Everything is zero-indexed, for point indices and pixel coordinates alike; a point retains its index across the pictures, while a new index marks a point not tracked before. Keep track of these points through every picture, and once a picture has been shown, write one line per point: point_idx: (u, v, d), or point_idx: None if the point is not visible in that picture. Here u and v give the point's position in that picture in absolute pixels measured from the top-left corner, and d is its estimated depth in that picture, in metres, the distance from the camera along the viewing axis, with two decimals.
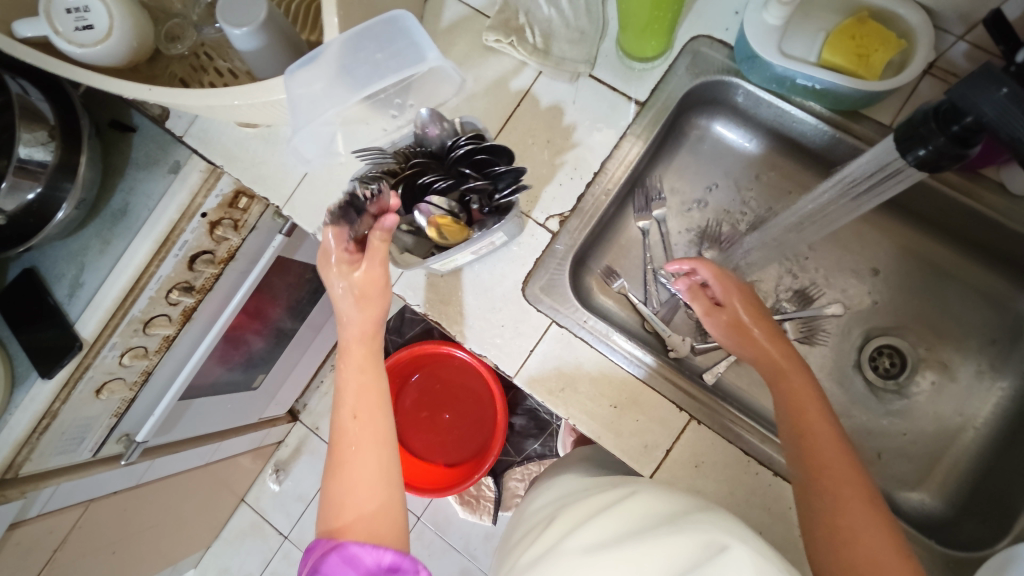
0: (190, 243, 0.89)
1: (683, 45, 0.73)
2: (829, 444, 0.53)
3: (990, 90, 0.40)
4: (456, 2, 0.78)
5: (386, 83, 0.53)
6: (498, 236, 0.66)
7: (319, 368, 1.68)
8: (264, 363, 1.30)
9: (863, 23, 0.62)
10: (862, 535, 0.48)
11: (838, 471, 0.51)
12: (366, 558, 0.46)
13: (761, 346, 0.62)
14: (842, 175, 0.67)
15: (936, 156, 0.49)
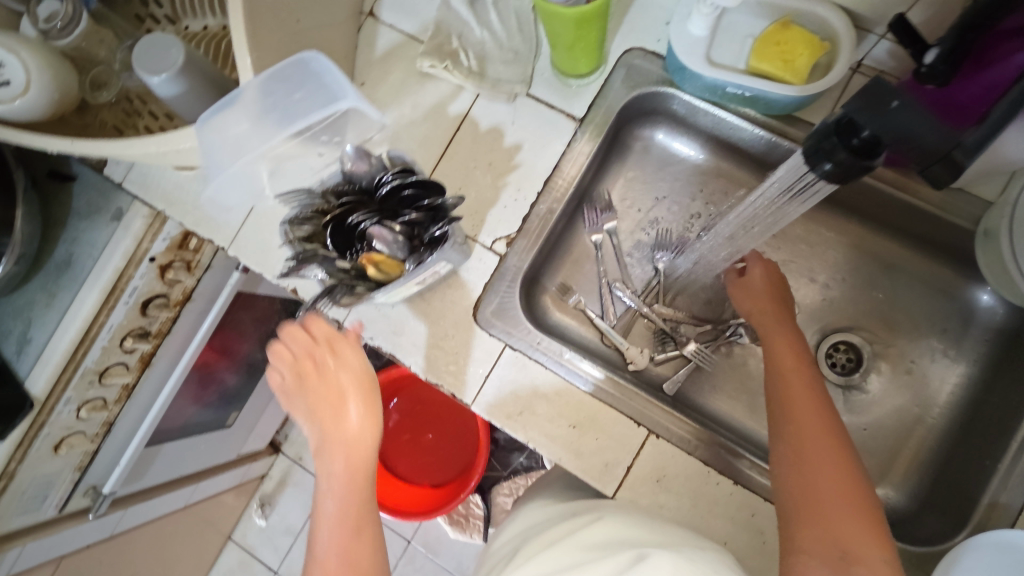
0: (140, 288, 0.87)
1: (617, 59, 0.72)
2: (806, 389, 0.58)
3: (881, 103, 0.37)
4: (389, 29, 0.78)
5: (304, 124, 0.52)
6: (441, 265, 0.66)
7: None
8: (236, 400, 1.28)
9: (787, 27, 0.62)
10: (816, 463, 0.52)
11: (809, 411, 0.56)
12: None
13: (765, 311, 0.68)
14: (768, 186, 0.67)
15: (843, 170, 0.45)
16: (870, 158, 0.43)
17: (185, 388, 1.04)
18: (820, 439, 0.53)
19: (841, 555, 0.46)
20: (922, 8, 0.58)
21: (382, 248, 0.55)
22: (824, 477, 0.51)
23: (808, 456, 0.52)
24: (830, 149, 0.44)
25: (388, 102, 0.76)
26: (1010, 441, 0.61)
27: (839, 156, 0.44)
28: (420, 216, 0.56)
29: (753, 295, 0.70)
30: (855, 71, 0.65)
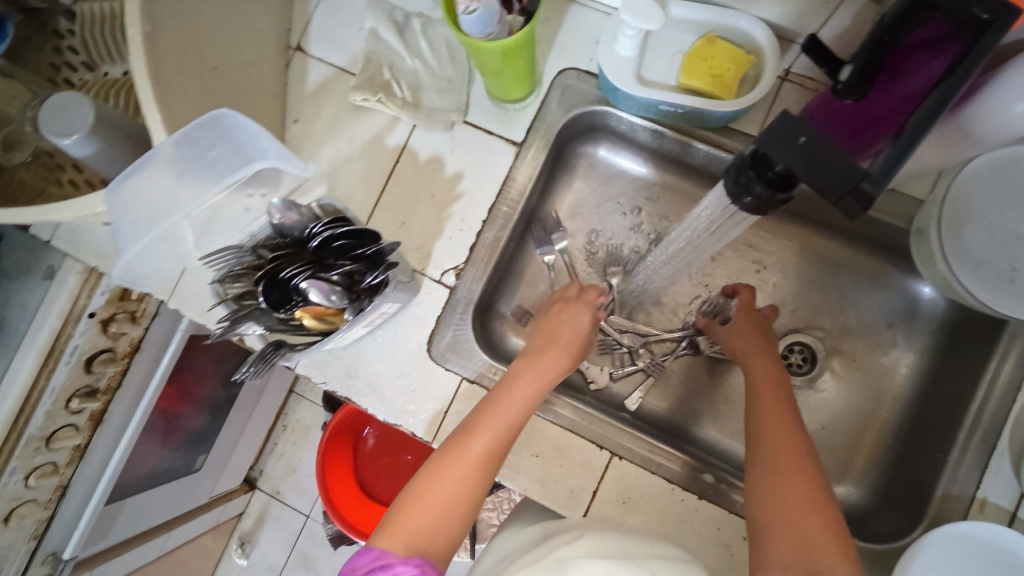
0: (81, 346, 0.83)
1: (551, 80, 0.72)
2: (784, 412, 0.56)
3: (791, 141, 0.37)
4: (319, 63, 0.75)
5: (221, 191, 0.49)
6: (388, 304, 0.64)
7: (269, 431, 1.59)
8: (204, 442, 1.24)
9: (712, 43, 0.62)
10: (791, 484, 0.50)
11: (784, 433, 0.54)
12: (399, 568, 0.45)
13: (747, 338, 0.66)
14: (705, 206, 0.67)
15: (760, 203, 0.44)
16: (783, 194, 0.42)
17: (148, 435, 1.01)
18: (798, 462, 0.51)
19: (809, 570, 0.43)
20: (835, 22, 0.59)
21: (320, 299, 0.53)
22: (798, 497, 0.48)
23: (783, 479, 0.50)
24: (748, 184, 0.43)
25: (323, 138, 0.74)
26: (957, 433, 0.63)
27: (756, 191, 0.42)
28: (357, 265, 0.54)
29: (741, 327, 0.67)
30: (784, 79, 0.66)
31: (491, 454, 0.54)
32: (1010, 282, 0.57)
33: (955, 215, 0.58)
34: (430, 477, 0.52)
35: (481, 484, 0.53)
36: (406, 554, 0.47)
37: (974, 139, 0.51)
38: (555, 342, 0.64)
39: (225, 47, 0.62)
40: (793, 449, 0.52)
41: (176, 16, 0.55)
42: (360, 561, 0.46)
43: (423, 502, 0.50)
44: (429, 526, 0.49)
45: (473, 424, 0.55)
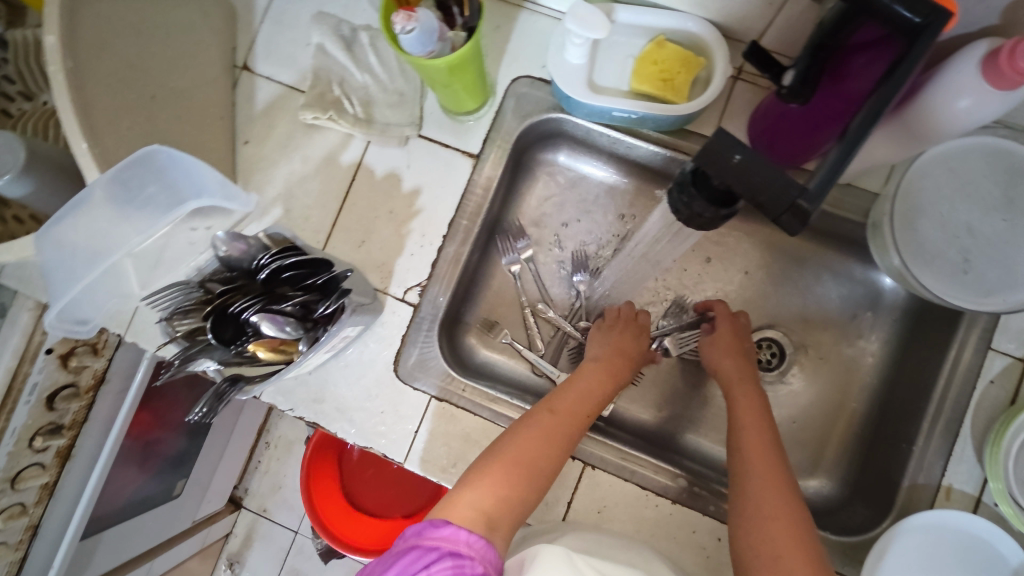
0: (41, 383, 0.80)
1: (505, 89, 0.71)
2: (765, 436, 0.59)
3: (726, 158, 0.36)
4: (266, 81, 0.73)
5: (163, 229, 0.50)
6: (349, 328, 0.63)
7: (251, 449, 1.41)
8: (183, 463, 1.12)
9: (662, 47, 0.62)
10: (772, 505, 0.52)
11: (765, 461, 0.56)
12: (462, 547, 0.45)
13: (737, 360, 0.68)
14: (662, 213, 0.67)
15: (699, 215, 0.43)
16: (725, 208, 0.41)
17: (123, 464, 0.94)
18: (778, 488, 0.53)
19: None
20: (777, 26, 0.59)
21: (274, 331, 0.52)
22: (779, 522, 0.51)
23: (765, 507, 0.52)
24: (688, 200, 0.42)
25: (275, 158, 0.72)
26: (921, 422, 0.64)
27: (696, 208, 0.42)
28: (310, 295, 0.53)
29: (723, 346, 0.69)
30: (737, 78, 0.66)
31: (561, 445, 0.57)
32: (963, 273, 0.58)
33: (906, 210, 0.59)
34: (503, 458, 0.55)
35: (548, 473, 0.56)
36: (475, 534, 0.47)
37: (919, 138, 0.51)
38: (619, 349, 0.69)
39: (161, 75, 0.60)
40: (772, 468, 0.55)
41: (103, 49, 0.53)
42: (432, 537, 0.45)
43: (493, 481, 0.53)
44: (496, 505, 0.51)
45: (545, 414, 0.59)
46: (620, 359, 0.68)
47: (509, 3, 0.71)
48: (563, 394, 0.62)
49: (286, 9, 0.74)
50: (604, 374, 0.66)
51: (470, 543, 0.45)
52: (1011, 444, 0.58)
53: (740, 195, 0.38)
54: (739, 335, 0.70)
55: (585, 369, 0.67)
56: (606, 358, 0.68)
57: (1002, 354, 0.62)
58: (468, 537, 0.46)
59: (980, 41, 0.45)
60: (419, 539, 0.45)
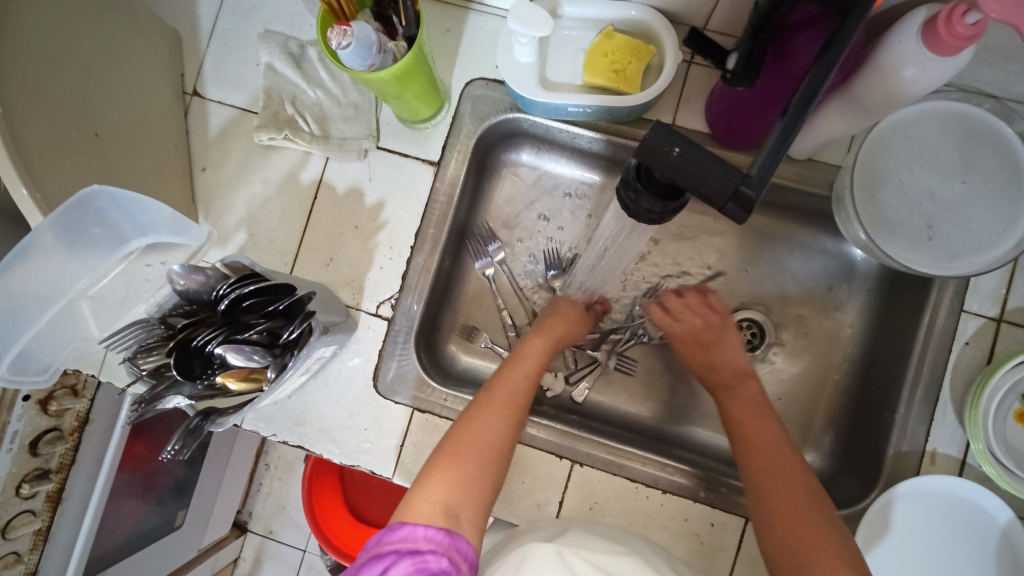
0: (22, 430, 0.79)
1: (460, 93, 0.70)
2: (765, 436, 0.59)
3: (664, 151, 0.36)
4: (218, 106, 0.72)
5: (112, 267, 0.50)
6: (323, 349, 0.62)
7: (252, 469, 1.33)
8: (183, 490, 1.07)
9: (611, 38, 0.61)
10: (785, 497, 0.53)
11: (772, 455, 0.57)
12: (421, 544, 0.45)
13: (720, 372, 0.66)
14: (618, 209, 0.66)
15: (637, 204, 0.42)
16: (675, 201, 0.41)
17: (121, 497, 0.91)
18: (794, 494, 0.53)
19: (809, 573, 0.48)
20: (721, 8, 0.59)
21: (242, 361, 0.51)
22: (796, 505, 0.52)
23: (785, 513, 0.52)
24: (634, 195, 0.42)
25: (235, 183, 0.71)
26: (901, 390, 0.64)
27: (644, 204, 0.42)
28: (274, 321, 0.53)
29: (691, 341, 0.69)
30: (690, 63, 0.65)
31: (508, 421, 0.57)
32: (928, 239, 0.58)
33: (867, 179, 0.59)
34: (450, 449, 0.54)
35: (500, 453, 0.55)
36: (435, 527, 0.47)
37: (869, 110, 0.51)
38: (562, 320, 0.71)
39: (105, 110, 0.59)
40: (779, 463, 0.56)
41: (39, 93, 0.52)
42: (391, 541, 0.45)
43: (445, 473, 0.52)
44: (453, 494, 0.51)
45: (487, 396, 0.59)
46: (558, 329, 0.69)
47: (456, 6, 0.70)
48: (503, 374, 0.62)
49: (232, 30, 0.72)
50: (542, 346, 0.67)
51: (429, 538, 0.46)
52: (989, 404, 0.58)
53: (683, 188, 0.37)
54: (708, 344, 0.68)
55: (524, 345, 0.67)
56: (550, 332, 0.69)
57: (975, 315, 0.62)
58: (426, 532, 0.46)
59: (919, 9, 0.45)
60: (379, 547, 0.45)
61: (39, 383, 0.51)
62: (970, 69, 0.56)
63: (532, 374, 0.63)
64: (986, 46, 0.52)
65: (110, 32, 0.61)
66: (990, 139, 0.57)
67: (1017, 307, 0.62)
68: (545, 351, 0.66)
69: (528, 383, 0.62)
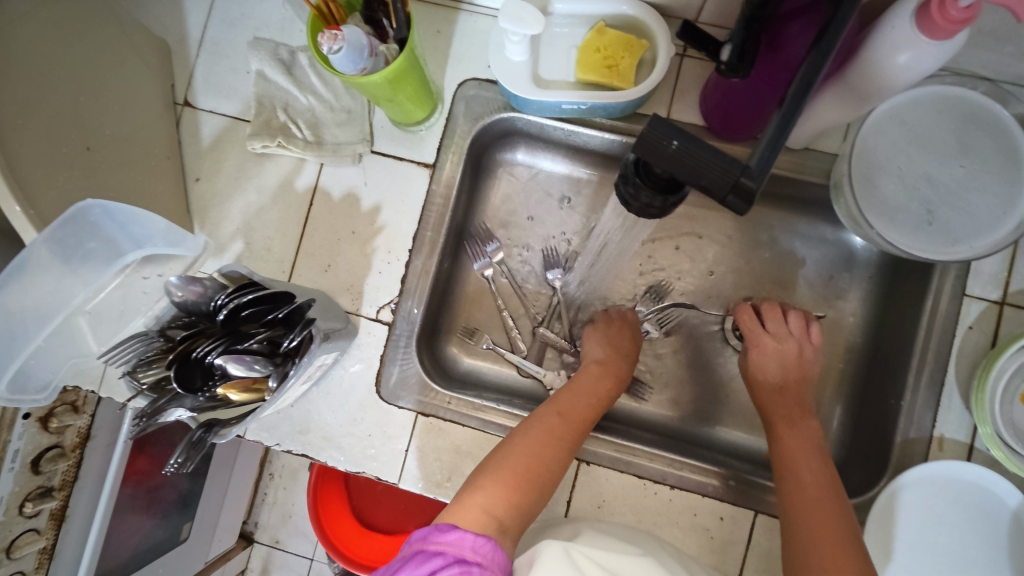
0: (23, 449, 0.78)
1: (453, 94, 0.70)
2: (809, 475, 0.57)
3: (662, 145, 0.35)
4: (210, 115, 0.72)
5: (112, 280, 0.50)
6: (325, 356, 0.62)
7: (256, 479, 1.32)
8: (188, 504, 1.06)
9: (603, 33, 0.61)
10: (826, 532, 0.52)
11: (821, 497, 0.55)
12: (470, 554, 0.43)
13: (787, 396, 0.65)
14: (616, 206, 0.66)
15: (636, 197, 0.41)
16: (674, 194, 0.40)
17: (126, 512, 0.91)
18: (837, 529, 0.52)
19: None
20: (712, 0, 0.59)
21: (243, 372, 0.51)
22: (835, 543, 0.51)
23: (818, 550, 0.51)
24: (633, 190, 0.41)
25: (229, 192, 0.71)
26: (906, 376, 0.64)
27: (643, 198, 0.41)
28: (273, 329, 0.52)
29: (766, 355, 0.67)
30: (683, 56, 0.65)
31: (564, 450, 0.57)
32: (928, 225, 0.57)
33: (864, 167, 0.59)
34: (504, 465, 0.53)
35: (549, 477, 0.55)
36: (483, 537, 0.45)
37: (864, 97, 0.51)
38: (614, 349, 0.69)
39: (95, 123, 0.58)
40: (829, 506, 0.54)
41: (27, 109, 0.51)
42: (436, 543, 0.44)
43: (499, 487, 0.52)
44: (504, 509, 0.50)
45: (548, 420, 0.59)
46: (615, 358, 0.68)
47: (446, 7, 0.70)
48: (562, 400, 0.62)
49: (221, 39, 0.72)
50: (603, 377, 0.66)
51: (476, 548, 0.44)
52: (995, 387, 0.58)
53: (683, 181, 0.36)
54: (790, 362, 0.66)
55: (585, 372, 0.66)
56: (607, 359, 0.68)
57: (978, 299, 0.62)
58: (475, 543, 0.44)
59: None
60: (423, 544, 0.44)
61: (40, 400, 0.50)
62: (963, 52, 0.56)
63: (592, 408, 0.62)
64: (980, 29, 0.52)
65: (98, 45, 0.61)
66: (985, 123, 0.57)
67: (1019, 290, 0.62)
68: (606, 383, 0.65)
69: (586, 417, 0.61)
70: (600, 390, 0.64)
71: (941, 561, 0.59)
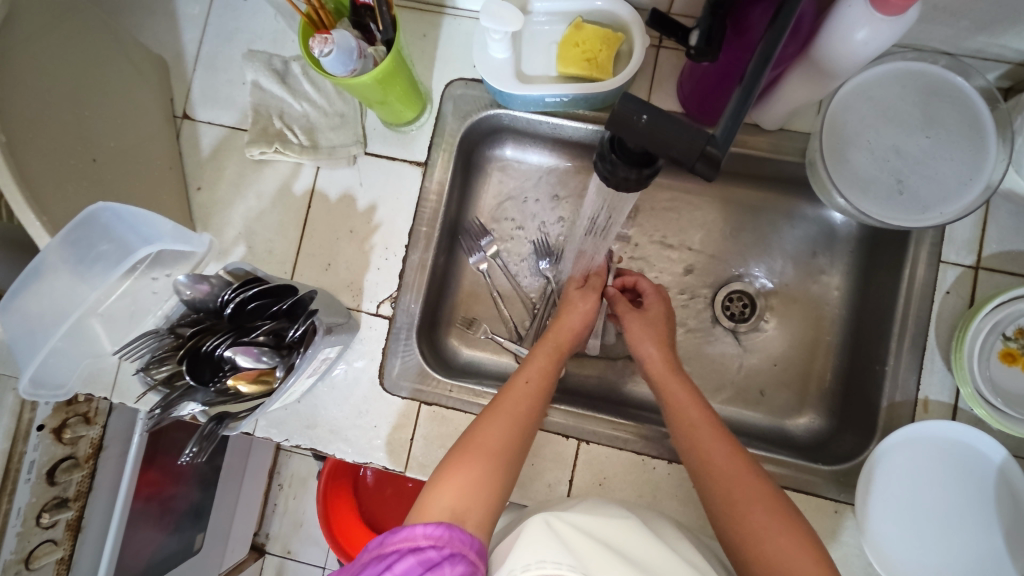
0: (39, 460, 0.79)
1: (441, 93, 0.73)
2: (698, 414, 0.58)
3: (633, 120, 0.37)
4: (209, 125, 0.74)
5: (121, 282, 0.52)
6: (328, 349, 0.64)
7: (266, 488, 1.34)
8: (200, 513, 1.08)
9: (580, 29, 0.64)
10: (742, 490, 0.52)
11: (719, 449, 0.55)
12: (423, 543, 0.45)
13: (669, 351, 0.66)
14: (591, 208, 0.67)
15: (615, 176, 0.44)
16: (649, 167, 0.42)
17: (140, 522, 0.93)
18: (742, 483, 0.53)
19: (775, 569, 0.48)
20: None
21: (251, 363, 0.53)
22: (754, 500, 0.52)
23: (733, 497, 0.52)
24: (611, 167, 0.43)
25: (230, 199, 0.73)
26: (889, 342, 0.66)
27: (620, 174, 0.43)
28: (278, 321, 0.54)
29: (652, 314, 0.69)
30: (660, 46, 0.68)
31: (522, 433, 0.58)
32: (899, 194, 0.60)
33: (835, 142, 0.62)
34: (462, 460, 0.54)
35: (513, 461, 0.56)
36: (433, 524, 0.47)
37: (827, 75, 0.54)
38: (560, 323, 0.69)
39: (100, 138, 0.61)
40: (735, 460, 0.54)
41: (36, 121, 0.54)
42: (392, 542, 0.45)
43: (461, 481, 0.53)
44: (470, 498, 0.51)
45: (492, 414, 0.58)
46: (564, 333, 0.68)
47: (431, 12, 0.73)
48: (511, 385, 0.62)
49: (216, 52, 0.75)
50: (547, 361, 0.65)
51: (429, 534, 0.46)
52: (973, 347, 0.61)
53: (655, 153, 0.39)
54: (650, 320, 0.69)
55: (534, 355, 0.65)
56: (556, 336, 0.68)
57: (954, 265, 0.65)
58: (425, 530, 0.46)
59: None
60: (381, 548, 0.45)
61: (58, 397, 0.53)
62: (921, 28, 0.59)
63: (539, 382, 0.62)
64: (935, 5, 0.55)
65: (99, 63, 0.63)
66: (948, 94, 0.60)
67: (992, 254, 0.65)
68: (552, 363, 0.65)
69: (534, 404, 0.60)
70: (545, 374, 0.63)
71: (930, 519, 0.61)
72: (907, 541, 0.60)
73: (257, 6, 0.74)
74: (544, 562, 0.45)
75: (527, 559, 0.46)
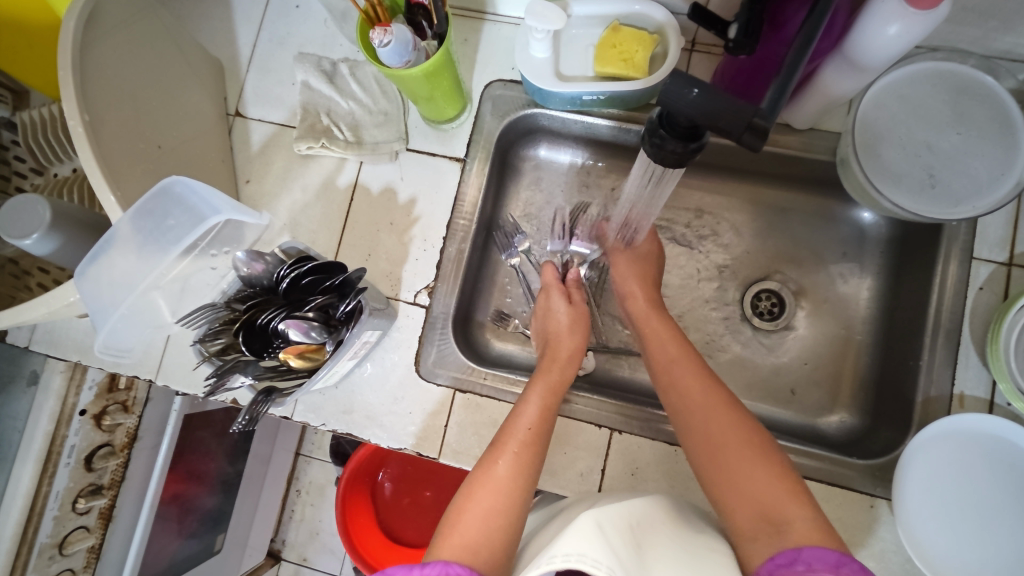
0: (79, 444, 0.80)
1: (480, 94, 0.76)
2: (675, 349, 0.63)
3: (684, 92, 0.39)
4: (260, 123, 0.78)
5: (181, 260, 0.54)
6: (369, 333, 0.65)
7: (286, 492, 1.33)
8: (223, 508, 1.08)
9: (617, 31, 0.66)
10: (739, 447, 0.53)
11: (715, 402, 0.57)
12: None
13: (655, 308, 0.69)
14: (630, 191, 0.68)
15: (666, 152, 0.46)
16: (696, 142, 0.45)
17: (168, 513, 0.93)
18: (740, 440, 0.54)
19: (772, 525, 0.48)
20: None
21: (300, 337, 0.55)
22: (749, 455, 0.53)
23: (716, 438, 0.55)
24: (660, 142, 0.46)
25: (277, 191, 0.77)
26: (923, 338, 0.66)
27: (668, 148, 0.45)
28: (328, 296, 0.57)
29: (631, 269, 0.73)
30: (693, 49, 0.72)
31: (535, 451, 0.58)
32: (931, 188, 0.62)
33: (867, 139, 0.63)
34: (474, 484, 0.55)
35: (527, 476, 0.56)
36: (429, 564, 0.45)
37: (863, 68, 0.56)
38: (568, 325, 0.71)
39: (163, 126, 0.65)
40: (729, 414, 0.56)
41: (112, 105, 0.58)
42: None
43: (479, 506, 0.53)
44: (491, 518, 0.52)
45: (500, 439, 0.58)
46: (563, 338, 0.69)
47: (472, 18, 0.77)
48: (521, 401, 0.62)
49: (269, 55, 0.79)
50: (546, 381, 0.64)
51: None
52: (1009, 340, 0.61)
53: (702, 127, 0.41)
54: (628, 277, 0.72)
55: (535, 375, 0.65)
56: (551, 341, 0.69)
57: (986, 262, 0.65)
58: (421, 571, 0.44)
59: None
60: None
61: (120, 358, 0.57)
62: (949, 30, 0.62)
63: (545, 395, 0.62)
64: (963, 6, 0.58)
65: (167, 58, 0.68)
66: (978, 92, 0.62)
67: None
68: (556, 372, 0.65)
69: (537, 433, 0.59)
70: (540, 392, 0.62)
71: (968, 517, 0.60)
72: (943, 533, 0.60)
73: (310, 14, 0.79)
74: (560, 557, 0.42)
75: (554, 553, 0.43)
